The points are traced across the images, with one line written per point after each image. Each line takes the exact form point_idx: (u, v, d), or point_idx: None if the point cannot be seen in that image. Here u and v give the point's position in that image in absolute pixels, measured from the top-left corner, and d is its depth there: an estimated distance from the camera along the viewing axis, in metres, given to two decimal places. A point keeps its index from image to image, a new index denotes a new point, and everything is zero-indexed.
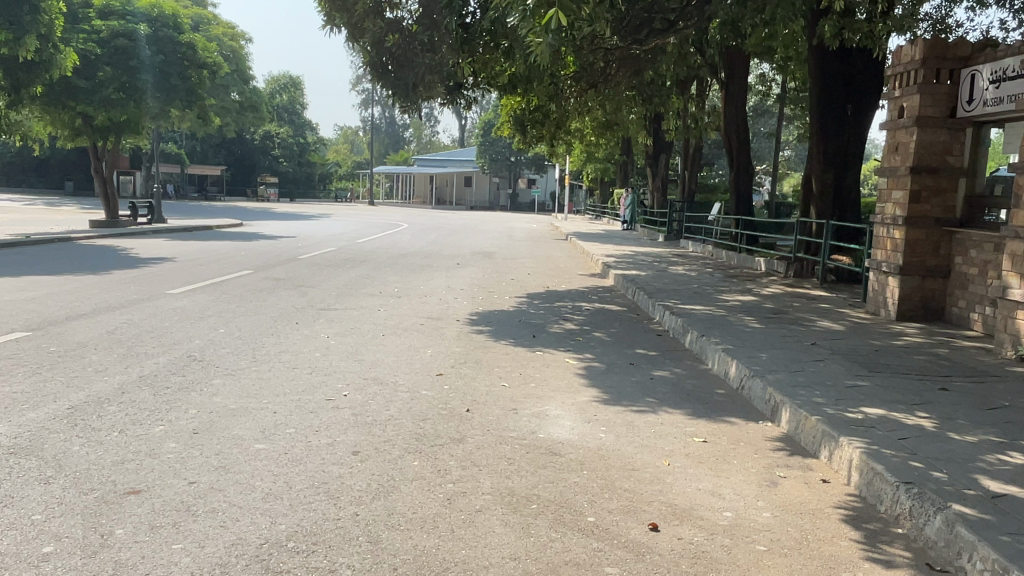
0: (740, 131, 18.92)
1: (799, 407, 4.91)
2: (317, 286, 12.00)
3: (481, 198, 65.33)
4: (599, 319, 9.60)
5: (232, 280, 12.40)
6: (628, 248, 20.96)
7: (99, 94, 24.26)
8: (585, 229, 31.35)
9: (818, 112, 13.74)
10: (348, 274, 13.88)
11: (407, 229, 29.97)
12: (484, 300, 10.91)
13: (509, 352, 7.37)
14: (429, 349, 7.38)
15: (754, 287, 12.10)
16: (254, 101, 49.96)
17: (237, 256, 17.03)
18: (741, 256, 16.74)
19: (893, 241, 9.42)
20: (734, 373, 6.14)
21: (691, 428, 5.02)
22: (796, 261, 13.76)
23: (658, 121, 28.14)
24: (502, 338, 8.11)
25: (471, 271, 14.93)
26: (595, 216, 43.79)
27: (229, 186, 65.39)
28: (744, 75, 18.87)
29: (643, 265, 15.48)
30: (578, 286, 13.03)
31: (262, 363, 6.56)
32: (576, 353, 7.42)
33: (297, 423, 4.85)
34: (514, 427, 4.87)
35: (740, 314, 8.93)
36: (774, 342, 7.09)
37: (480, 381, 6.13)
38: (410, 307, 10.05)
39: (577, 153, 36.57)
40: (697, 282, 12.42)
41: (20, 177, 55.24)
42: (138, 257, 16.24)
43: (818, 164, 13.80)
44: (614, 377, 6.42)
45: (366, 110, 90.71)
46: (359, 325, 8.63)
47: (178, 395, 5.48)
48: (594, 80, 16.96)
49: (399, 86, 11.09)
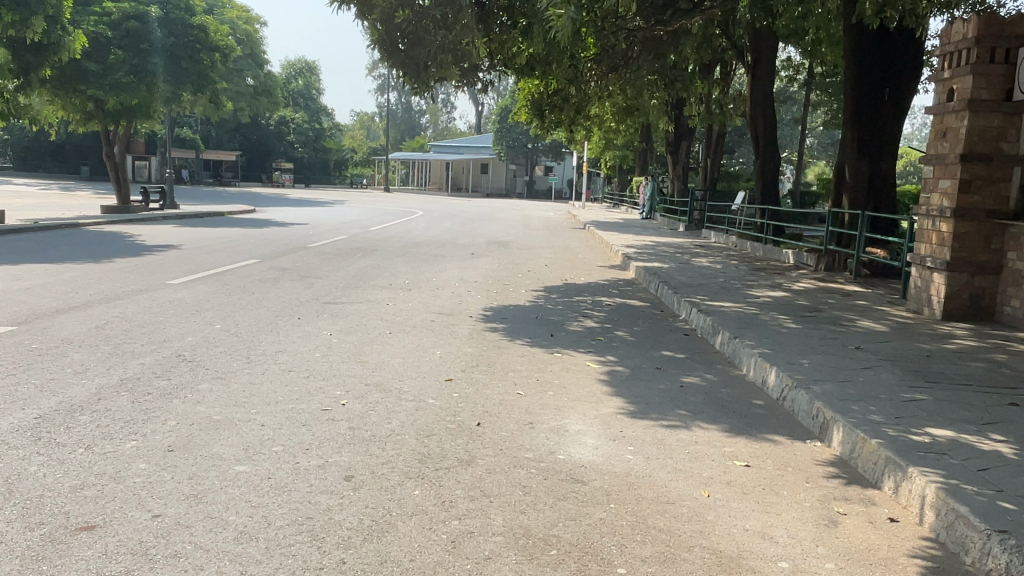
0: (767, 115, 18.15)
1: (855, 427, 4.32)
2: (324, 277, 11.48)
3: (497, 185, 64.64)
4: (621, 315, 9.00)
5: (236, 270, 11.91)
6: (649, 238, 20.28)
7: (109, 77, 23.91)
8: (603, 218, 30.68)
9: (852, 96, 12.99)
10: (357, 265, 13.35)
11: (422, 217, 29.44)
12: (498, 294, 10.33)
13: (525, 353, 6.81)
14: (438, 349, 6.83)
15: (784, 281, 11.43)
16: (268, 86, 49.57)
17: (245, 245, 16.56)
18: (767, 248, 16.03)
19: (940, 234, 8.72)
20: (775, 382, 5.54)
21: (731, 448, 4.44)
22: (827, 253, 13.05)
23: (679, 107, 27.37)
24: (517, 337, 7.54)
25: (485, 262, 14.36)
26: (613, 205, 42.99)
27: (244, 172, 65.07)
28: (772, 57, 18.03)
29: (665, 257, 14.83)
30: (598, 279, 12.42)
31: (256, 365, 6.04)
32: (597, 355, 6.84)
33: (286, 440, 4.32)
34: (529, 446, 4.31)
35: (773, 313, 8.31)
36: (815, 346, 6.48)
37: (492, 388, 5.57)
38: (420, 301, 9.50)
39: (595, 140, 35.83)
40: (723, 276, 11.76)
41: (36, 162, 55.13)
42: (145, 245, 15.79)
43: (851, 152, 13.03)
44: (640, 384, 5.84)
45: (382, 96, 90.18)
46: (365, 321, 8.09)
47: (159, 404, 4.95)
48: (615, 64, 16.24)
49: (409, 66, 10.50)
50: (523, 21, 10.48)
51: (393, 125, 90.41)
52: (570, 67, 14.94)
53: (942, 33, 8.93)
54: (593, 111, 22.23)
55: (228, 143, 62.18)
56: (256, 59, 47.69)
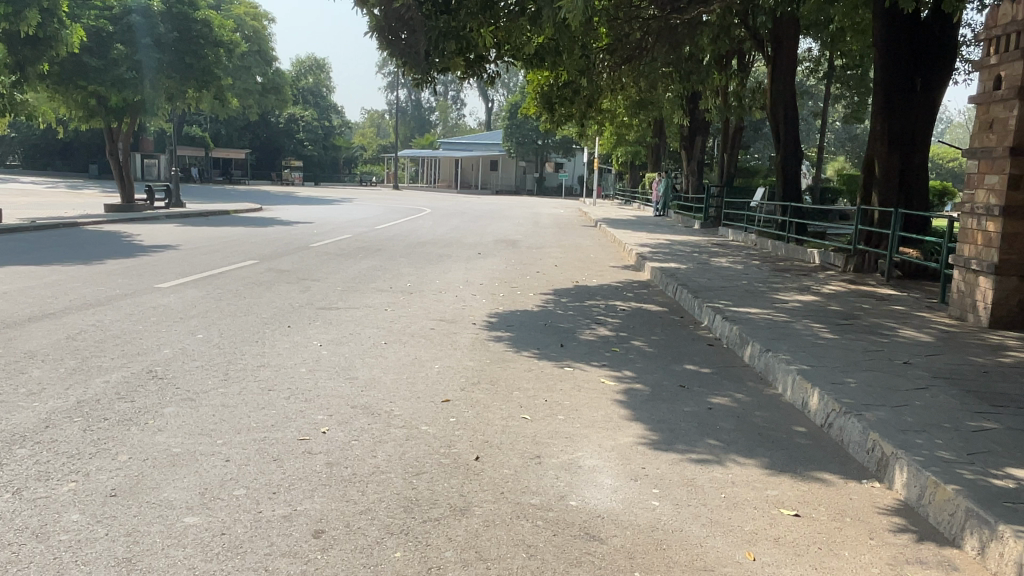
0: (788, 107, 17.50)
1: (921, 468, 3.66)
2: (322, 279, 10.88)
3: (507, 182, 64.01)
4: (638, 322, 8.33)
5: (230, 271, 11.31)
6: (663, 236, 19.57)
7: (111, 73, 23.49)
8: (615, 215, 29.95)
9: (881, 86, 12.33)
10: (359, 266, 12.74)
11: (430, 215, 28.89)
12: (505, 298, 9.68)
13: (532, 367, 6.16)
14: (437, 363, 6.19)
15: (810, 283, 10.72)
16: (277, 83, 49.02)
17: (245, 244, 16.01)
18: (789, 247, 15.28)
19: (986, 234, 7.97)
20: (818, 406, 4.89)
21: (775, 491, 3.77)
22: (856, 253, 12.28)
23: (695, 101, 26.65)
24: (525, 348, 6.89)
25: (493, 263, 13.75)
26: (625, 202, 42.19)
27: (253, 170, 64.75)
28: (793, 48, 17.28)
29: (682, 256, 14.15)
30: (611, 281, 11.75)
31: (233, 383, 5.40)
32: (613, 369, 6.17)
33: (251, 480, 3.68)
34: (537, 489, 3.66)
35: (805, 321, 7.61)
36: (859, 361, 5.80)
37: (495, 410, 4.93)
38: (422, 307, 8.87)
39: (606, 136, 35.07)
40: (746, 278, 11.06)
41: (45, 160, 55.03)
42: (141, 245, 15.27)
43: (881, 145, 12.31)
44: (663, 406, 5.19)
45: (392, 92, 89.55)
46: (360, 329, 7.46)
47: (113, 432, 4.32)
48: (629, 52, 15.65)
49: (409, 53, 9.73)
50: (530, 6, 9.68)
51: (403, 122, 89.79)
52: (580, 56, 14.17)
53: (988, 15, 8.16)
54: (605, 104, 21.40)
55: (237, 141, 61.89)
56: (264, 55, 47.19)
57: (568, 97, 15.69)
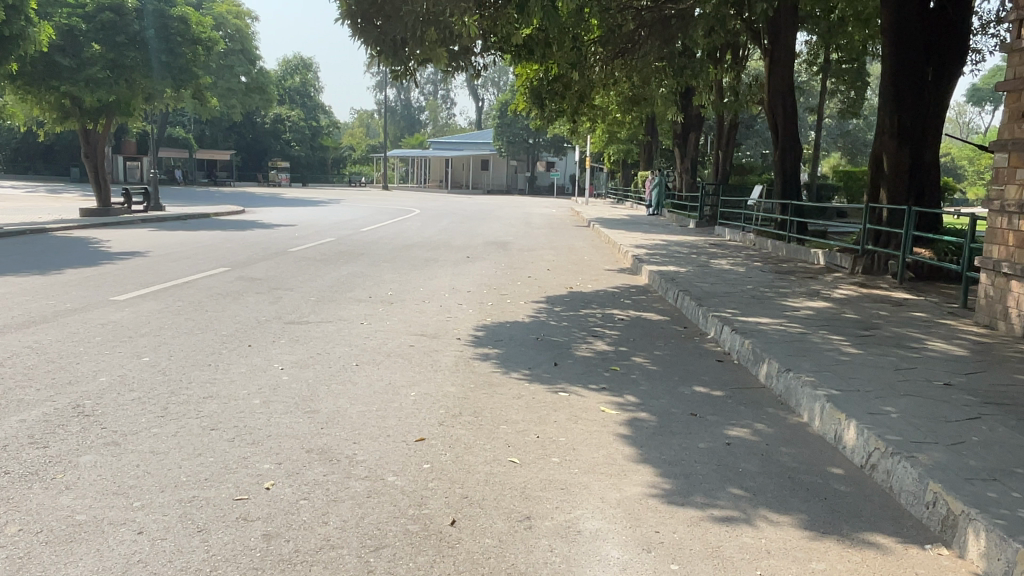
0: (787, 102, 16.76)
1: (1004, 535, 2.93)
2: (296, 288, 10.10)
3: (498, 181, 63.35)
4: (638, 334, 7.58)
5: (196, 281, 10.50)
6: (658, 236, 18.83)
7: (83, 72, 22.61)
8: (607, 214, 29.27)
9: (889, 78, 11.67)
10: (337, 272, 11.95)
11: (418, 216, 28.12)
12: (492, 308, 8.90)
13: (521, 393, 5.39)
14: (412, 389, 5.41)
15: (819, 287, 9.99)
16: (261, 83, 47.89)
17: (220, 249, 15.19)
18: (791, 246, 14.55)
19: (1020, 235, 7.26)
20: (857, 442, 4.15)
21: (821, 564, 3.02)
22: (865, 254, 11.52)
23: (688, 96, 25.96)
24: (513, 368, 6.12)
25: (482, 267, 13.00)
26: (617, 201, 41.51)
27: (240, 171, 63.68)
28: (792, 40, 16.54)
29: (680, 258, 13.41)
30: (606, 286, 11.02)
31: (170, 421, 4.62)
32: (614, 394, 5.40)
33: (163, 567, 2.90)
34: (526, 569, 2.91)
35: (823, 333, 6.87)
36: (895, 384, 5.07)
37: (478, 452, 4.16)
38: (402, 320, 8.09)
39: (598, 133, 34.33)
40: (751, 282, 10.32)
41: (25, 164, 53.86)
42: (108, 251, 14.43)
43: (891, 139, 11.56)
44: (674, 441, 4.44)
45: (380, 91, 88.57)
46: (330, 348, 6.68)
47: (7, 493, 3.54)
48: (621, 45, 15.26)
49: (385, 41, 8.94)
50: None
51: (393, 122, 88.81)
52: (570, 47, 13.37)
53: None
54: (597, 99, 20.63)
55: (222, 142, 60.91)
56: (246, 54, 46.29)
57: (559, 91, 14.77)
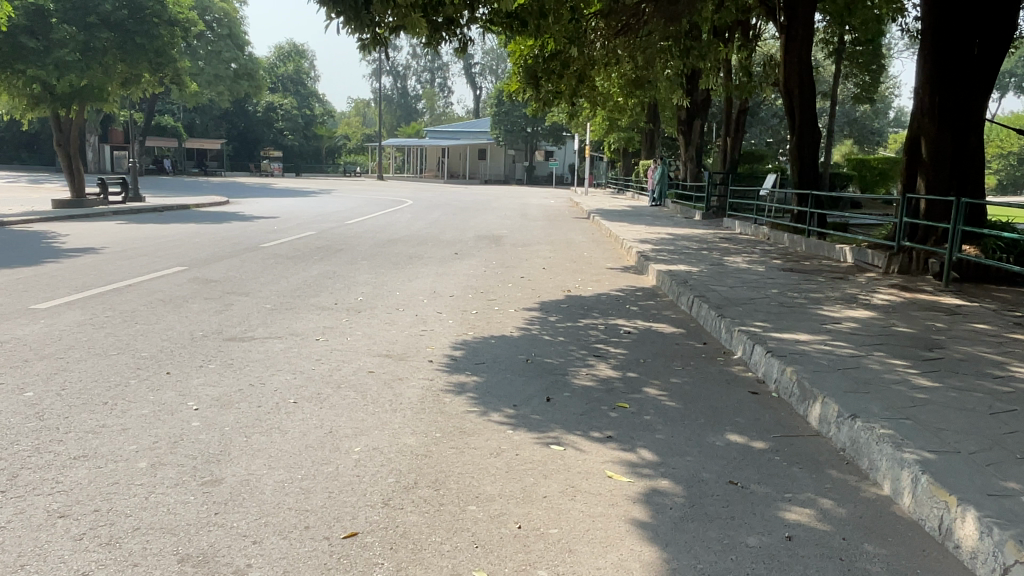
0: (804, 83, 15.41)
1: None
2: (253, 293, 8.76)
3: (496, 171, 61.89)
4: (650, 353, 6.26)
5: (138, 284, 9.13)
6: (664, 230, 17.48)
7: (51, 55, 21.08)
8: (608, 205, 27.94)
9: (929, 52, 10.41)
10: (306, 273, 10.60)
11: (410, 206, 26.77)
12: (475, 319, 7.57)
13: (503, 446, 4.08)
14: (357, 441, 4.09)
15: (856, 292, 8.68)
16: (250, 69, 46.12)
17: (186, 245, 13.84)
18: (811, 241, 13.21)
19: None
20: (981, 546, 2.86)
21: None
22: (902, 251, 10.21)
23: (695, 80, 24.58)
24: (493, 407, 4.79)
25: (470, 266, 11.67)
26: (619, 191, 40.19)
27: (231, 161, 62.28)
28: (810, 15, 15.08)
29: (691, 256, 12.10)
30: (609, 289, 9.70)
31: (10, 504, 3.29)
32: (623, 449, 4.08)
33: None
34: None
35: (880, 356, 5.54)
36: (1002, 440, 3.78)
37: (430, 561, 2.85)
38: (366, 335, 6.75)
39: (598, 120, 32.94)
40: (776, 284, 8.98)
41: (11, 154, 52.26)
42: (58, 248, 13.03)
43: (930, 122, 10.34)
44: (710, 533, 3.14)
45: (376, 78, 86.88)
46: (266, 376, 5.34)
47: None
48: (625, 20, 14.28)
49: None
50: None
51: (389, 111, 87.24)
52: (570, 20, 11.94)
53: None
54: (599, 82, 19.22)
55: (214, 132, 59.47)
56: (234, 40, 44.98)
57: (557, 70, 13.29)
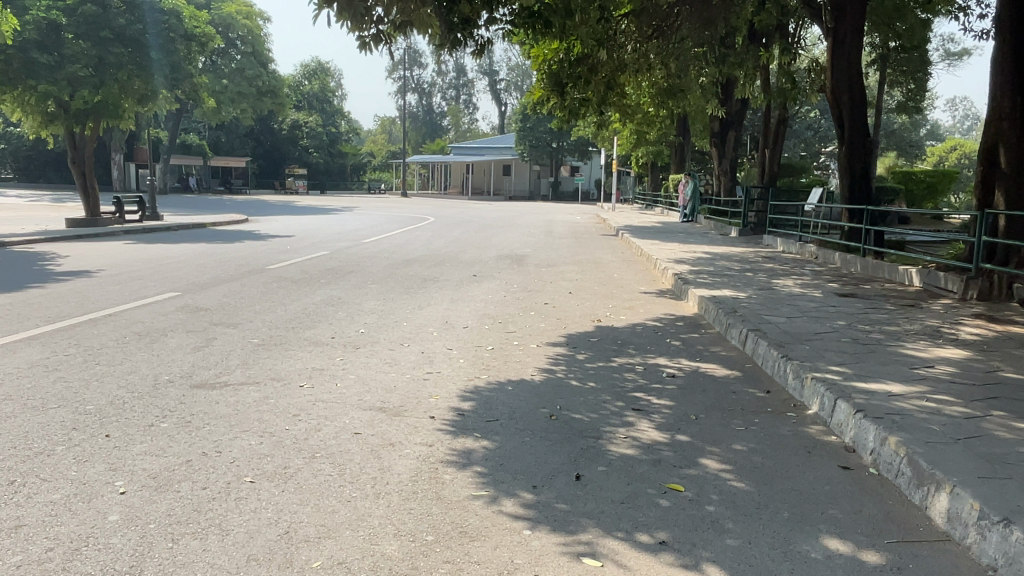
0: (854, 91, 14.18)
1: None
2: (244, 325, 7.74)
3: (520, 187, 60.98)
4: (702, 406, 5.10)
5: (115, 313, 8.15)
6: (700, 248, 16.24)
7: (63, 71, 20.28)
8: (638, 222, 26.77)
9: (1008, 47, 9.20)
10: (306, 299, 9.57)
11: (431, 224, 25.88)
12: (492, 357, 6.47)
13: (517, 562, 2.95)
14: (319, 552, 3.01)
15: (936, 323, 7.45)
16: (274, 86, 45.81)
17: (188, 267, 12.93)
18: (868, 261, 11.93)
19: None
20: None
21: None
22: (980, 275, 8.95)
23: (730, 89, 23.42)
24: (506, 488, 3.67)
25: (489, 290, 10.58)
26: (647, 208, 38.99)
27: (257, 178, 62.12)
28: (860, 16, 13.89)
29: (735, 278, 10.89)
30: (646, 318, 8.54)
31: None
32: (684, 566, 2.94)
33: None
34: None
35: (1001, 417, 4.35)
36: None
37: None
38: (360, 379, 5.68)
39: (625, 133, 31.82)
40: (840, 314, 7.76)
41: (38, 172, 52.42)
42: (50, 270, 12.17)
43: (1009, 128, 9.14)
44: None
45: (401, 95, 86.86)
46: (227, 440, 4.29)
47: None
48: (657, 25, 13.21)
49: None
50: None
51: (414, 127, 87.15)
52: (598, 20, 10.90)
53: None
54: (628, 91, 18.13)
55: (239, 149, 59.42)
56: (258, 57, 44.82)
57: (584, 75, 12.13)
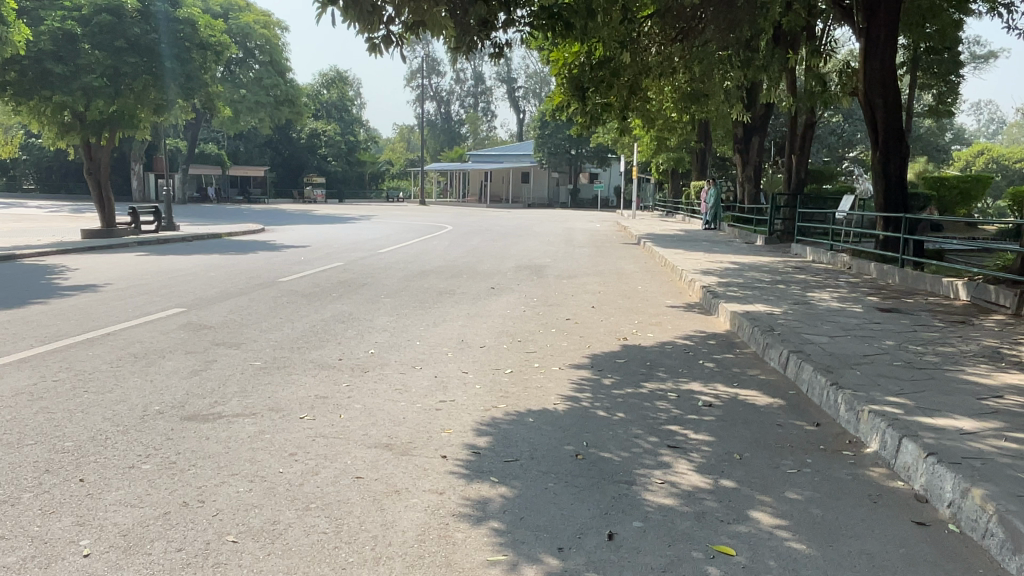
0: (887, 95, 13.54)
1: None
2: (247, 345, 7.29)
3: (539, 195, 60.54)
4: (745, 443, 4.54)
5: (113, 332, 7.74)
6: (726, 258, 15.64)
7: (78, 82, 20.08)
8: (659, 230, 26.17)
9: None
10: (315, 315, 9.12)
11: (449, 233, 25.46)
12: (510, 383, 5.96)
13: None
14: None
15: (994, 343, 6.83)
16: (291, 95, 45.71)
17: (197, 280, 12.58)
18: (907, 272, 11.29)
19: None
20: None
21: None
22: None
23: (754, 94, 22.82)
24: (527, 550, 3.15)
25: (507, 305, 10.08)
26: (668, 215, 38.30)
27: (276, 188, 62.21)
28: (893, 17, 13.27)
29: (767, 291, 10.32)
30: (674, 336, 7.99)
31: None
32: None
33: None
34: None
35: None
36: None
37: None
38: (366, 409, 5.20)
39: (645, 140, 31.24)
40: (886, 333, 7.16)
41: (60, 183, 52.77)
42: (56, 284, 11.83)
43: None
44: None
45: (419, 104, 86.83)
46: (213, 487, 3.81)
47: None
48: (681, 28, 12.68)
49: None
50: None
51: (432, 135, 86.96)
52: (620, 21, 10.39)
53: None
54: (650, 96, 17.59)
55: (258, 158, 59.52)
56: (275, 66, 44.82)
57: (605, 79, 11.64)
